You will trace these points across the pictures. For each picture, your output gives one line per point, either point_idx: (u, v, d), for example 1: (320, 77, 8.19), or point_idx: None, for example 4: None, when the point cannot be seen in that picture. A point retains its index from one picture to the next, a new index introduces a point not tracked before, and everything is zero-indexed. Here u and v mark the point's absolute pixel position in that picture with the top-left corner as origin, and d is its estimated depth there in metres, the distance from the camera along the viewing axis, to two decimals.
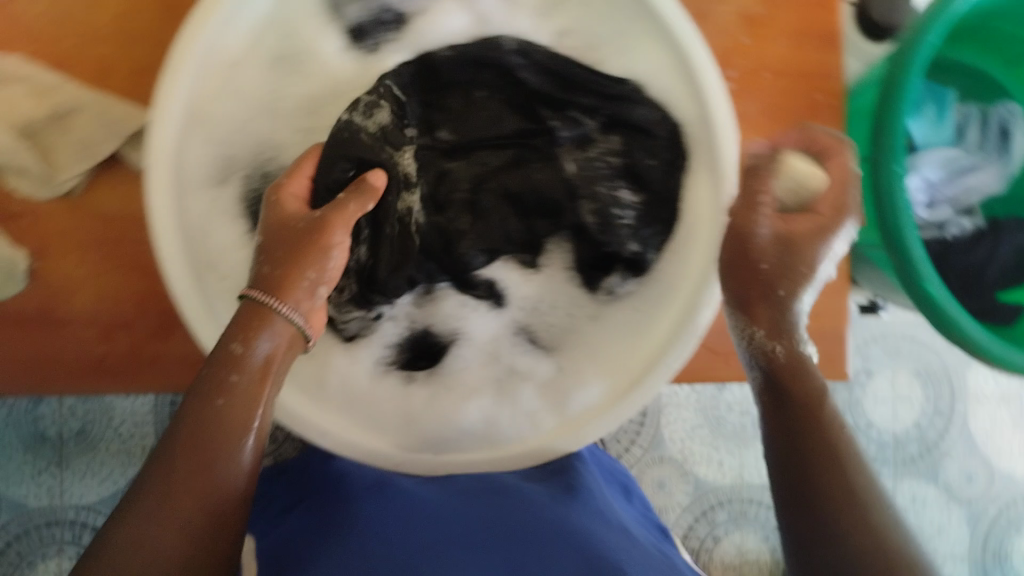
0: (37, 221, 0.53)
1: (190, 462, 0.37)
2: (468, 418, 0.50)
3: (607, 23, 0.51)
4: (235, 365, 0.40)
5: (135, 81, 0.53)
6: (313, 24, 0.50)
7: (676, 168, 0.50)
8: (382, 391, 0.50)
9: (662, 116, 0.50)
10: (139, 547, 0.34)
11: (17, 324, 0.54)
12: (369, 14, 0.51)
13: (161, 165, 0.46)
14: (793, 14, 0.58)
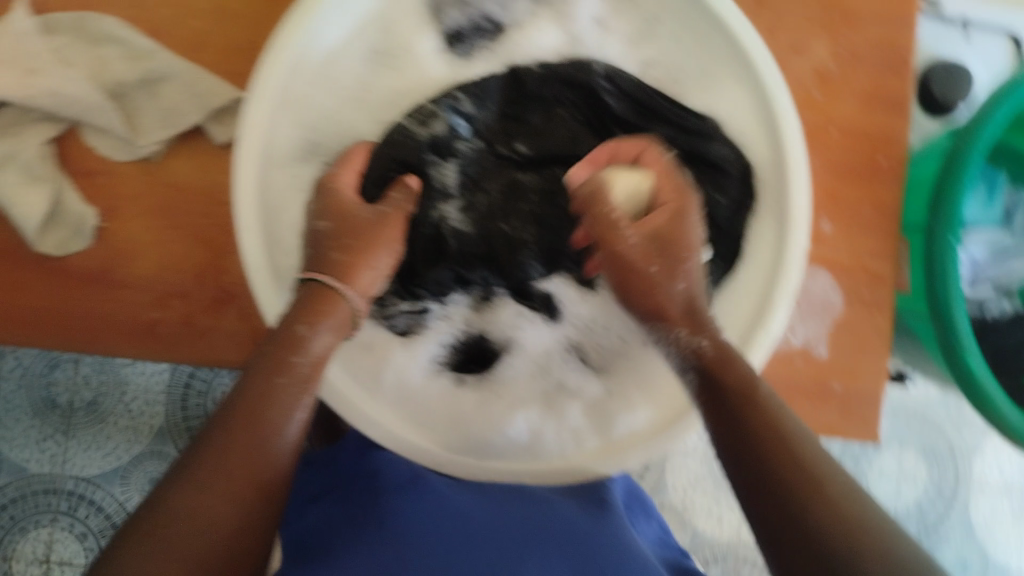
0: (110, 181, 0.55)
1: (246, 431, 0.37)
2: (514, 427, 0.51)
3: (693, 59, 0.52)
4: (298, 346, 0.40)
5: (224, 57, 0.54)
6: (411, 24, 0.52)
7: (743, 208, 0.51)
8: (434, 390, 0.51)
9: (738, 156, 0.51)
10: (195, 508, 0.34)
11: (77, 280, 0.54)
12: (469, 22, 0.53)
13: (252, 139, 0.47)
14: (868, 75, 0.59)
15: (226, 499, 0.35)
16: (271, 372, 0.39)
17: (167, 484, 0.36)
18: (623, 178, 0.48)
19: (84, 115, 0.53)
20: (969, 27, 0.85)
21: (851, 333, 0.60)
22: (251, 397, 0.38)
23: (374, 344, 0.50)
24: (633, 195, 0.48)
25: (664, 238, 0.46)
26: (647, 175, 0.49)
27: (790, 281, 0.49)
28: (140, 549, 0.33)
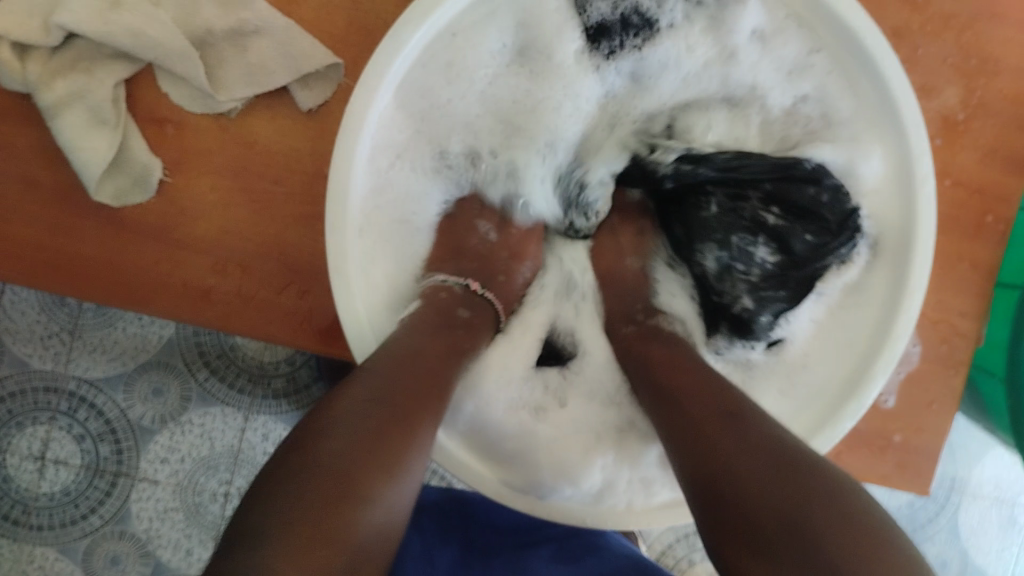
0: (180, 131, 0.50)
1: (422, 383, 0.40)
2: (588, 479, 0.47)
3: (838, 100, 0.49)
4: (471, 332, 0.46)
5: (323, 13, 0.50)
6: (555, 22, 0.48)
7: (826, 252, 0.47)
8: (511, 421, 0.48)
9: (836, 205, 0.46)
10: (381, 425, 0.36)
11: (134, 235, 0.51)
12: (617, 15, 0.49)
13: (360, 121, 0.44)
14: (991, 129, 0.56)
15: (404, 432, 0.37)
16: (438, 338, 0.44)
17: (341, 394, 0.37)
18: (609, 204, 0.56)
19: (164, 59, 0.48)
20: None
21: (920, 389, 0.58)
22: (414, 351, 0.41)
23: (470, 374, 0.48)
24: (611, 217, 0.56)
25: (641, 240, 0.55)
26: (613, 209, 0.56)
27: (896, 350, 0.46)
28: (366, 466, 0.34)
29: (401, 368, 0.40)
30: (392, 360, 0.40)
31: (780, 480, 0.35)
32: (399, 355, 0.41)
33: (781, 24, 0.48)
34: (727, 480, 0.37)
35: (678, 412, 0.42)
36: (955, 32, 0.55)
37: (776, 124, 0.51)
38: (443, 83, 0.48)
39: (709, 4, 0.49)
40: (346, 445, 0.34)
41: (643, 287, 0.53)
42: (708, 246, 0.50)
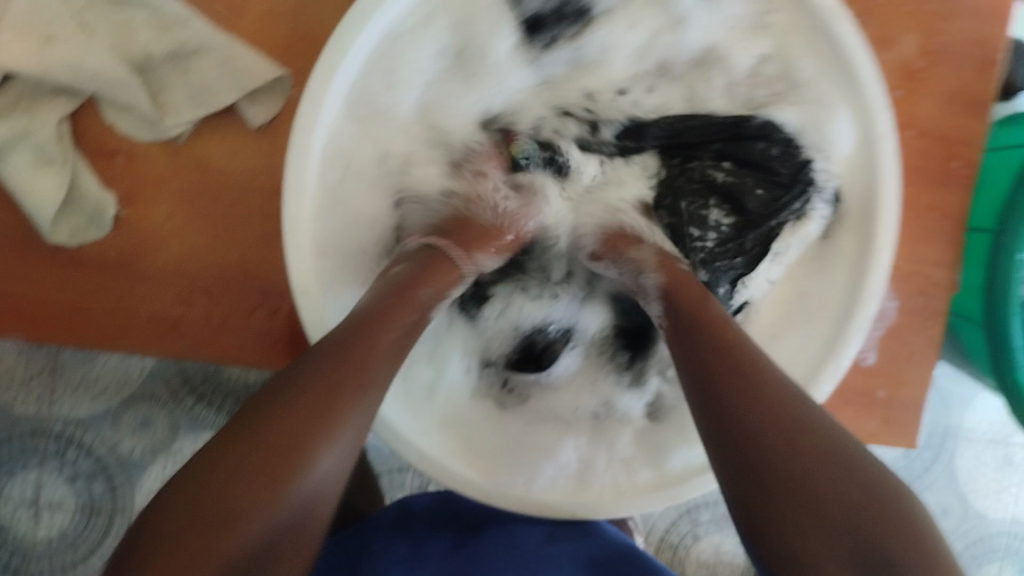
0: (129, 162, 0.49)
1: (364, 346, 0.38)
2: (564, 455, 0.48)
3: (790, 60, 0.48)
4: (412, 307, 0.42)
5: (263, 26, 0.48)
6: (489, 20, 0.48)
7: (781, 205, 0.49)
8: (478, 412, 0.50)
9: (789, 156, 0.50)
10: (298, 423, 0.34)
11: (96, 271, 0.50)
12: (551, 7, 0.49)
13: (307, 145, 0.43)
14: (950, 75, 0.56)
15: (328, 427, 0.35)
16: (381, 302, 0.41)
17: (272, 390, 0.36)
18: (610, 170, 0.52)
19: (105, 90, 0.47)
20: None
21: (900, 342, 0.58)
22: (365, 317, 0.40)
23: (439, 349, 0.50)
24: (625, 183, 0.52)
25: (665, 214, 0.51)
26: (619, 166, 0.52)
27: (869, 310, 0.45)
28: (280, 460, 0.33)
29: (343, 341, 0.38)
30: (337, 336, 0.39)
31: (827, 461, 0.33)
32: (334, 344, 0.38)
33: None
34: (742, 427, 0.36)
35: (687, 341, 0.41)
36: None
37: (743, 85, 0.50)
38: (388, 90, 0.48)
39: None
40: (274, 430, 0.33)
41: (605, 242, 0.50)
42: (661, 215, 0.51)
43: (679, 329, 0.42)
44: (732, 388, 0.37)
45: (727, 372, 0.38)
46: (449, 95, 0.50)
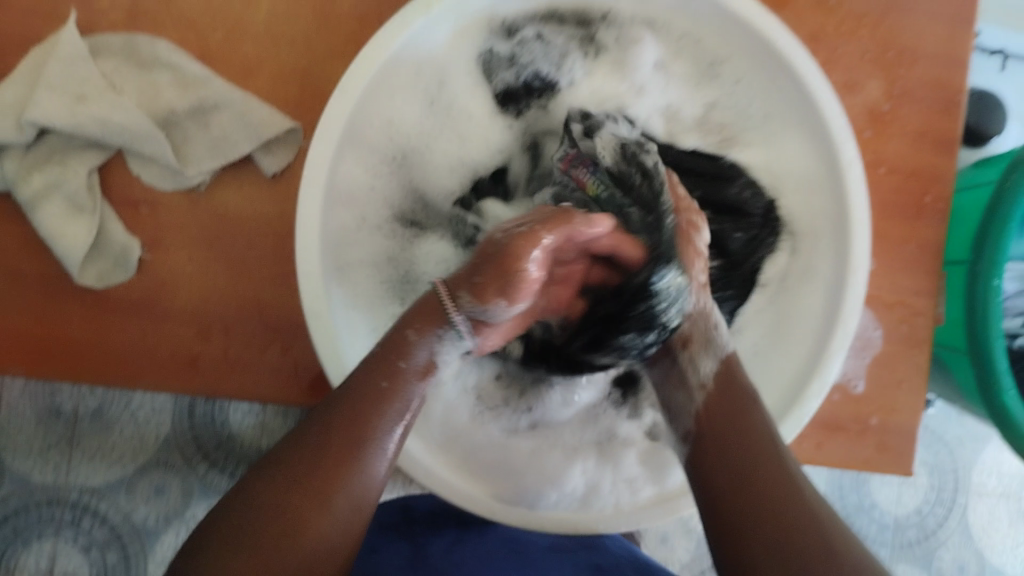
0: (152, 210, 0.53)
1: (367, 419, 0.40)
2: (570, 481, 0.49)
3: (756, 103, 0.52)
4: (403, 355, 0.42)
5: (276, 83, 0.53)
6: (466, 84, 0.52)
7: (758, 242, 0.53)
8: (485, 434, 0.50)
9: (758, 196, 0.53)
10: (277, 502, 0.36)
11: (119, 310, 0.53)
12: (523, 79, 0.52)
13: (318, 184, 0.46)
14: (915, 116, 0.60)
15: (308, 501, 0.37)
16: (385, 369, 0.41)
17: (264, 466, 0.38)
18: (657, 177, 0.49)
19: (132, 143, 0.51)
20: (1007, 57, 0.81)
21: (890, 370, 0.60)
22: (372, 384, 0.41)
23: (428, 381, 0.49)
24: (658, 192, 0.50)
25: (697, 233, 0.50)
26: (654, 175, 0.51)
27: (849, 326, 0.48)
28: (258, 545, 0.35)
29: (344, 415, 0.39)
30: (341, 407, 0.40)
31: None
32: (327, 411, 0.40)
33: (677, 48, 0.53)
34: (740, 532, 0.38)
35: (709, 419, 0.43)
36: (869, 30, 0.59)
37: (691, 132, 0.54)
38: (388, 137, 0.50)
39: (608, 48, 0.53)
40: (257, 515, 0.36)
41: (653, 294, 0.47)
42: None
43: (716, 417, 0.43)
44: (750, 489, 0.39)
45: (754, 470, 0.40)
46: (441, 148, 0.52)
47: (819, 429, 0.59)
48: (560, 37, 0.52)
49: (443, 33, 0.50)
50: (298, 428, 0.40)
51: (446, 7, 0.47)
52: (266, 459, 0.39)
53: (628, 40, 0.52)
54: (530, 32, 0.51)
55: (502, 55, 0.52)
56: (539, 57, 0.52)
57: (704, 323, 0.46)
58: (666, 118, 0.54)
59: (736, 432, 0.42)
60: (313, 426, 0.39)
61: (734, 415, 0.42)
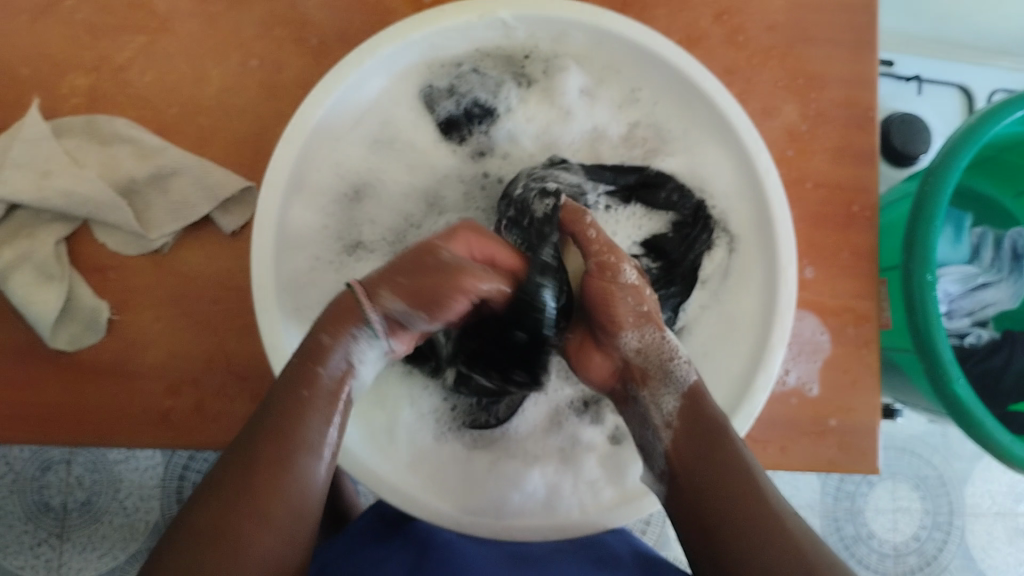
0: (118, 275, 0.56)
1: (294, 427, 0.41)
2: (531, 482, 0.52)
3: (677, 121, 0.56)
4: (319, 356, 0.44)
5: (231, 149, 0.57)
6: (410, 120, 0.55)
7: (693, 240, 0.55)
8: (448, 452, 0.53)
9: (688, 197, 0.55)
10: (220, 525, 0.38)
11: (90, 374, 0.55)
12: (461, 108, 0.55)
13: (266, 228, 0.49)
14: (830, 133, 0.63)
15: (252, 520, 0.39)
16: (316, 385, 0.43)
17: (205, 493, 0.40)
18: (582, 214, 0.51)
19: (96, 212, 0.55)
20: (922, 82, 0.90)
21: (842, 373, 0.62)
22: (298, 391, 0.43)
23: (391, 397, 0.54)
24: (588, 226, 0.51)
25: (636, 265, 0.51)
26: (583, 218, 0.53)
27: (785, 323, 0.52)
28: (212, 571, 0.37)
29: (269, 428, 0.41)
30: (270, 421, 0.42)
31: None
32: (259, 432, 0.41)
33: (601, 77, 0.56)
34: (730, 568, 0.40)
35: (676, 445, 0.45)
36: (778, 61, 0.63)
37: (618, 148, 0.57)
38: (337, 175, 0.54)
39: (538, 79, 0.56)
40: (204, 545, 0.37)
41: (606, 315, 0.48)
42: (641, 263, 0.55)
43: (690, 433, 0.45)
44: (729, 524, 0.41)
45: (730, 501, 0.42)
46: (392, 181, 0.55)
47: (782, 433, 0.60)
48: (494, 69, 0.55)
49: (378, 81, 0.53)
50: (233, 450, 0.41)
51: (377, 61, 0.51)
52: (201, 489, 0.40)
53: (555, 69, 0.55)
54: (464, 66, 0.55)
55: (441, 89, 0.55)
56: (477, 86, 0.55)
57: (658, 355, 0.47)
58: (594, 141, 0.57)
59: (703, 460, 0.43)
60: (238, 450, 0.41)
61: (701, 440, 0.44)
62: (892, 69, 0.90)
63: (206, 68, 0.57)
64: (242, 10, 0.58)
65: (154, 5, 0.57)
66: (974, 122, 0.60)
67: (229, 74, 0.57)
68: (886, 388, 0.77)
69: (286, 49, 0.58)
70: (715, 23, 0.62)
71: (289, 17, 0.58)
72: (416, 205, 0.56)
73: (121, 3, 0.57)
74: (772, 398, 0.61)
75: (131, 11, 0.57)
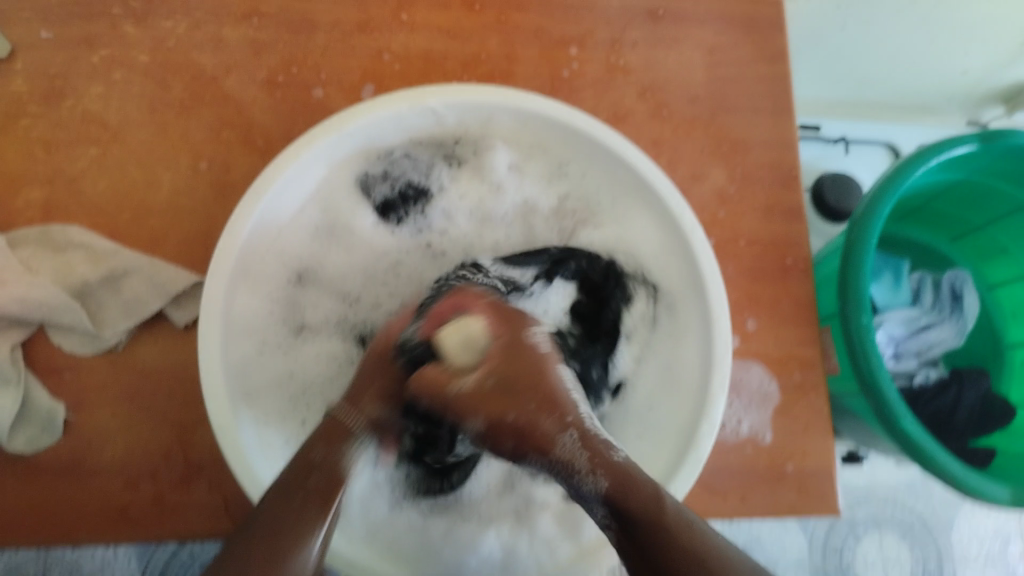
0: (75, 375, 0.57)
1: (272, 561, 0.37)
2: (486, 546, 0.53)
3: (604, 191, 0.60)
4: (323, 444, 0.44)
5: (180, 248, 0.59)
6: (348, 207, 0.58)
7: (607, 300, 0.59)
8: (403, 523, 0.54)
9: (598, 262, 0.60)
10: None
11: (46, 476, 0.55)
12: (396, 190, 0.59)
13: (210, 320, 0.50)
14: (759, 191, 0.66)
15: None
16: (330, 468, 0.43)
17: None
18: (454, 335, 0.45)
19: (50, 316, 0.56)
20: (848, 142, 0.96)
21: (792, 418, 0.63)
22: (299, 492, 0.41)
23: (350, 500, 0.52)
24: (470, 344, 0.45)
25: (512, 379, 0.42)
26: (477, 317, 0.46)
27: (724, 370, 0.53)
28: None
29: (245, 560, 0.37)
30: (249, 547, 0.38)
31: None
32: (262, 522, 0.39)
33: (528, 153, 0.60)
34: None
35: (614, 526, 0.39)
36: (701, 129, 0.66)
37: (548, 219, 0.62)
38: (280, 263, 0.57)
39: (468, 159, 0.60)
40: None
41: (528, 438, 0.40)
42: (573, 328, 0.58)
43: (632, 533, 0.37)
44: None
45: None
46: (335, 268, 0.59)
47: (740, 482, 0.61)
48: (425, 153, 0.59)
49: (318, 171, 0.56)
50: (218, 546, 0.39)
51: (314, 153, 0.53)
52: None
53: (484, 149, 0.59)
54: (397, 153, 0.58)
55: (375, 175, 0.58)
56: (409, 169, 0.59)
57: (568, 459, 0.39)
58: (526, 210, 0.62)
59: (646, 545, 0.37)
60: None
61: (641, 521, 0.37)
62: (819, 133, 0.96)
63: (153, 172, 0.60)
64: (190, 119, 0.61)
65: (104, 119, 0.61)
66: (891, 173, 0.62)
67: (174, 177, 0.60)
68: (844, 432, 0.78)
69: (234, 149, 0.61)
70: (639, 99, 0.66)
71: (236, 121, 0.61)
72: (357, 285, 0.59)
73: (73, 119, 0.60)
74: (726, 449, 0.61)
75: (83, 125, 0.60)
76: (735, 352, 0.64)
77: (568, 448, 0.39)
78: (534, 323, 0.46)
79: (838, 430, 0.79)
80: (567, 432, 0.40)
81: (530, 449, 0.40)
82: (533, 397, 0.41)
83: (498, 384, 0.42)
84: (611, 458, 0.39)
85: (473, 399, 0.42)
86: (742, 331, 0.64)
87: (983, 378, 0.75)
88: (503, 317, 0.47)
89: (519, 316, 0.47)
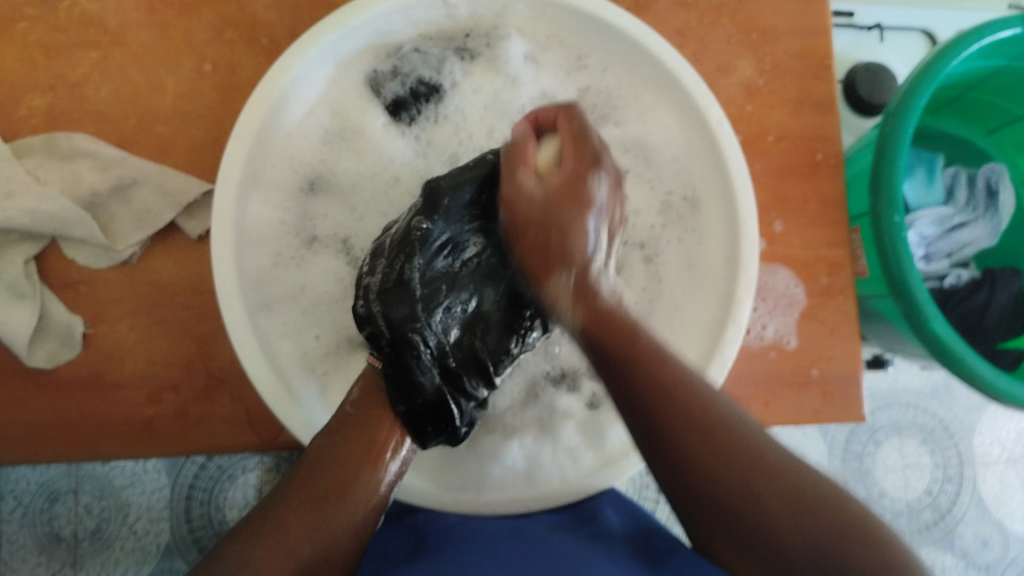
0: (91, 287, 0.56)
1: (313, 534, 0.42)
2: (509, 455, 0.52)
3: (626, 85, 0.57)
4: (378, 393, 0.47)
5: (190, 158, 0.58)
6: (359, 106, 0.56)
7: None
8: None
9: None
10: (279, 532, 0.42)
11: (67, 388, 0.55)
12: (407, 88, 0.56)
13: (223, 228, 0.49)
14: (790, 85, 0.63)
15: (305, 526, 0.42)
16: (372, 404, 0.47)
17: (264, 506, 0.44)
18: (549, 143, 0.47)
19: (61, 227, 0.55)
20: (883, 30, 0.93)
21: (818, 322, 0.61)
22: (355, 443, 0.45)
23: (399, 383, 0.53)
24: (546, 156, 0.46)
25: (553, 204, 0.44)
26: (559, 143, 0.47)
27: (750, 272, 0.52)
28: (276, 531, 0.42)
29: (301, 499, 0.43)
30: (292, 519, 0.42)
31: (780, 498, 0.39)
32: (321, 452, 0.45)
33: (545, 44, 0.57)
34: (707, 496, 0.40)
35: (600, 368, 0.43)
36: (728, 18, 0.62)
37: None
38: (293, 170, 0.55)
39: (481, 52, 0.57)
40: (269, 521, 0.42)
41: (542, 261, 0.44)
42: None
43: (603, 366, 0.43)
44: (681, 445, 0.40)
45: (673, 420, 0.41)
46: (346, 171, 0.56)
47: (765, 388, 0.60)
48: (435, 47, 0.56)
49: (324, 72, 0.54)
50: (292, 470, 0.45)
51: (321, 49, 0.51)
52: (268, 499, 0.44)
53: (497, 39, 0.56)
54: (406, 48, 0.56)
55: (387, 71, 0.56)
56: (419, 65, 0.56)
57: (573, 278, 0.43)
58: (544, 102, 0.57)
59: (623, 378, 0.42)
60: (245, 532, 0.42)
61: (618, 367, 0.42)
62: (853, 20, 0.92)
63: (158, 78, 0.58)
64: (192, 21, 0.58)
65: (104, 22, 0.58)
66: (929, 59, 0.58)
67: (181, 82, 0.58)
68: (869, 336, 0.77)
69: (239, 51, 0.58)
70: None
71: (240, 22, 0.58)
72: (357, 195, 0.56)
73: (72, 21, 0.58)
74: (751, 354, 0.60)
75: (83, 30, 0.58)
76: (762, 255, 0.62)
77: (574, 275, 0.43)
78: (606, 171, 0.45)
79: (865, 335, 0.78)
80: (565, 273, 0.43)
81: (539, 267, 0.44)
82: (558, 225, 0.43)
83: (542, 201, 0.44)
84: (599, 301, 0.43)
85: (516, 193, 0.45)
86: (769, 233, 0.62)
87: (1016, 278, 0.74)
88: (582, 146, 0.46)
89: (597, 151, 0.46)
